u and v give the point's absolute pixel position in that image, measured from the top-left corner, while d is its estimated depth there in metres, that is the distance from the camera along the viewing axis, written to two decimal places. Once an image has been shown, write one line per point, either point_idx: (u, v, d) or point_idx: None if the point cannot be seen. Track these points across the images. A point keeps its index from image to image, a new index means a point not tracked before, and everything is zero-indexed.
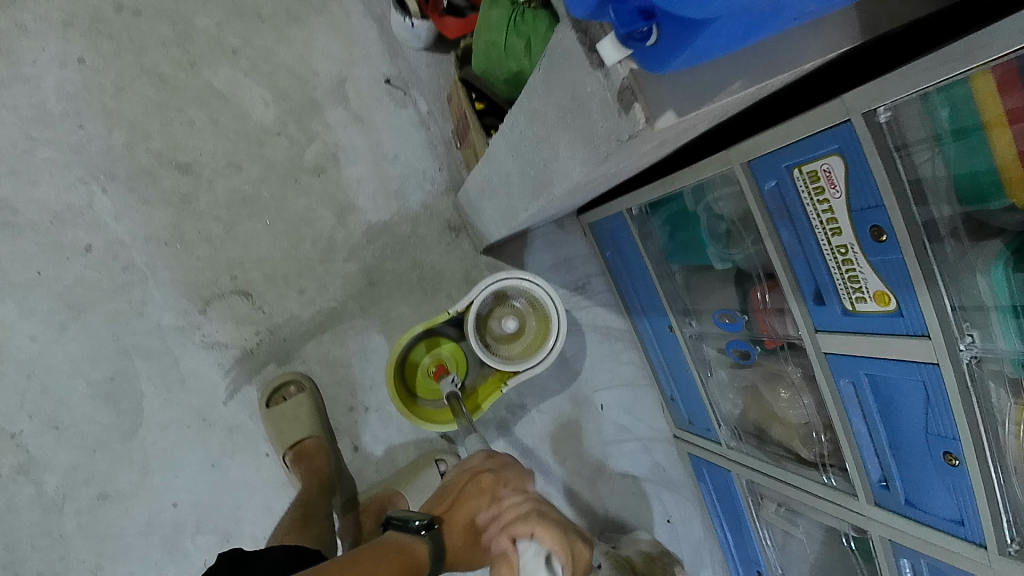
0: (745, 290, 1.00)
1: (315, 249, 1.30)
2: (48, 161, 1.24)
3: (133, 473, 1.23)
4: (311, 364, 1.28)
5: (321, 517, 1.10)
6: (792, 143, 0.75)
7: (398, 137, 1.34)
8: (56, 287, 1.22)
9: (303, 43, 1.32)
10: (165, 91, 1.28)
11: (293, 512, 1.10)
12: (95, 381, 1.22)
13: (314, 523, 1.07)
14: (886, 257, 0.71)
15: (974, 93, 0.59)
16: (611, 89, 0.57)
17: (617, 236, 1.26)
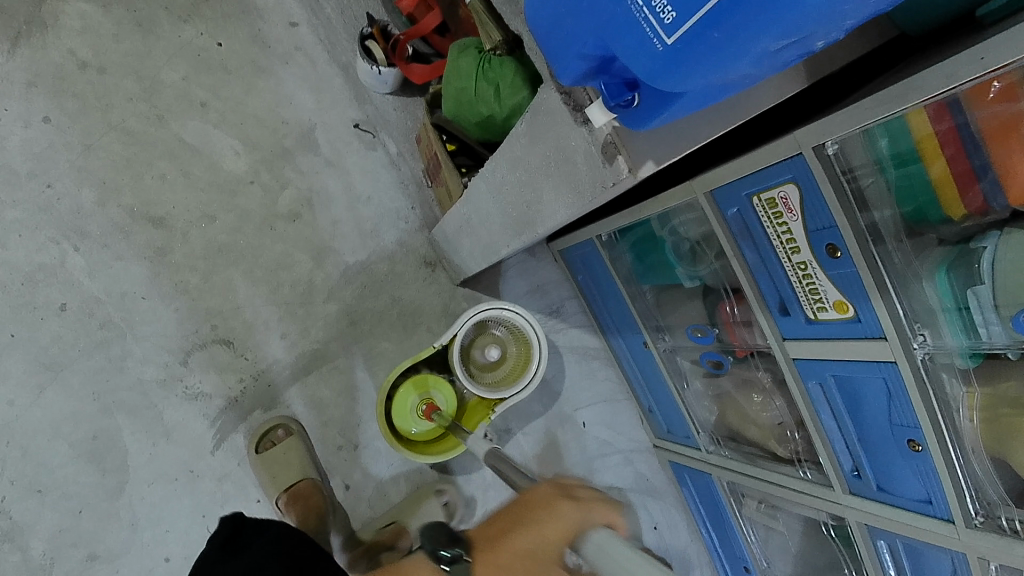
0: (713, 305, 1.08)
1: (295, 292, 1.32)
2: (16, 222, 1.23)
3: (122, 531, 1.20)
4: (298, 407, 1.29)
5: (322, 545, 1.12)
6: (751, 173, 0.83)
7: (370, 179, 1.38)
8: (32, 348, 1.20)
9: (270, 93, 1.36)
10: (134, 146, 1.29)
11: None
12: (77, 441, 1.20)
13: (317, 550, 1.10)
14: (842, 270, 0.80)
15: (910, 124, 0.67)
16: (596, 143, 0.66)
17: (588, 261, 1.33)
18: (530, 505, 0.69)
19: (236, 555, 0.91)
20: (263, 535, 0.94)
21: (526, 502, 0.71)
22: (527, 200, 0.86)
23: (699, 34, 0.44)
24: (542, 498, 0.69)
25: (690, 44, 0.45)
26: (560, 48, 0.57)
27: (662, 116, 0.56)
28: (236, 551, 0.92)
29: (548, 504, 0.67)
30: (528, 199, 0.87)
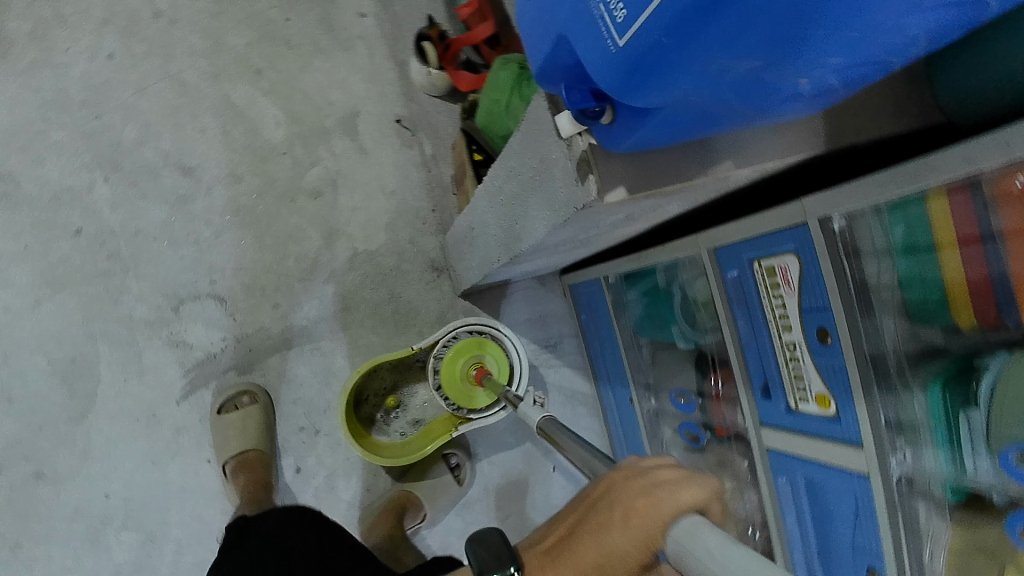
0: (702, 372, 1.01)
1: (298, 266, 1.32)
2: (58, 143, 1.28)
3: (73, 456, 1.22)
4: (271, 378, 1.28)
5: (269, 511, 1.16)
6: (755, 236, 0.77)
7: (398, 174, 1.37)
8: (39, 263, 1.24)
9: (323, 74, 1.37)
10: (183, 97, 1.33)
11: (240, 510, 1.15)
12: (56, 360, 1.23)
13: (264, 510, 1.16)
14: (829, 360, 0.72)
15: (929, 212, 0.60)
16: (572, 158, 0.60)
17: (594, 302, 1.28)
18: (607, 499, 0.54)
19: (244, 548, 0.98)
20: (266, 525, 1.01)
21: (598, 495, 0.56)
22: (515, 214, 0.83)
23: (649, 40, 0.38)
24: (618, 490, 0.54)
25: (638, 46, 0.38)
26: (535, 44, 0.52)
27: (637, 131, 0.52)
28: (244, 537, 1.01)
29: (622, 497, 0.53)
30: (516, 214, 0.83)
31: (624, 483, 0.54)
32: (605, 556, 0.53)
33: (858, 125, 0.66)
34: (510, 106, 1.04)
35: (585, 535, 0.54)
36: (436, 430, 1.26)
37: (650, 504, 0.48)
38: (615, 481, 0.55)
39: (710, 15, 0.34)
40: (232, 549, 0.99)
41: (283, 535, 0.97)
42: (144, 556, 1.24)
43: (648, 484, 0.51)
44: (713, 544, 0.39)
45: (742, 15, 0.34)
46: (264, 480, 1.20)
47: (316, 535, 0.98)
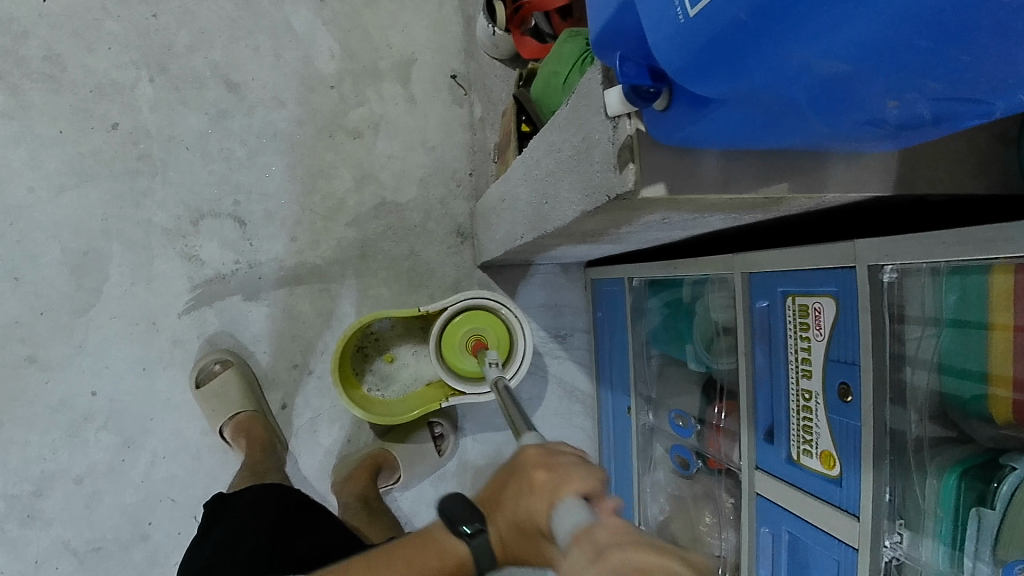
0: (707, 399, 0.97)
1: (323, 205, 1.30)
2: (111, 35, 1.25)
3: (68, 348, 1.24)
4: (275, 309, 1.29)
5: (273, 470, 1.17)
6: (794, 270, 0.71)
7: (443, 131, 1.33)
8: (70, 151, 1.24)
9: (388, 14, 1.31)
10: (243, 11, 1.28)
11: (243, 471, 1.16)
12: (69, 250, 1.24)
13: (263, 467, 1.16)
14: (844, 419, 0.66)
15: (989, 288, 0.54)
16: (614, 142, 0.54)
17: (612, 302, 1.23)
18: (518, 473, 0.57)
19: (217, 531, 0.95)
20: (239, 508, 0.98)
21: (513, 468, 0.59)
22: (547, 193, 0.78)
23: (721, 14, 0.32)
24: (526, 464, 0.57)
25: (708, 22, 0.33)
26: (598, 6, 0.46)
27: (697, 122, 0.46)
28: (224, 513, 1.00)
29: (533, 472, 0.55)
30: (546, 195, 0.79)
31: (538, 457, 0.57)
32: (520, 522, 0.55)
33: (933, 179, 0.60)
34: (569, 82, 0.93)
35: (507, 495, 0.58)
36: (429, 395, 1.24)
37: (553, 482, 0.52)
38: (530, 454, 0.57)
39: None
40: (209, 528, 0.98)
41: (262, 511, 0.95)
42: (119, 459, 1.27)
43: (555, 463, 0.54)
44: (563, 517, 0.47)
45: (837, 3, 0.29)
46: (265, 438, 1.23)
47: (292, 520, 0.95)
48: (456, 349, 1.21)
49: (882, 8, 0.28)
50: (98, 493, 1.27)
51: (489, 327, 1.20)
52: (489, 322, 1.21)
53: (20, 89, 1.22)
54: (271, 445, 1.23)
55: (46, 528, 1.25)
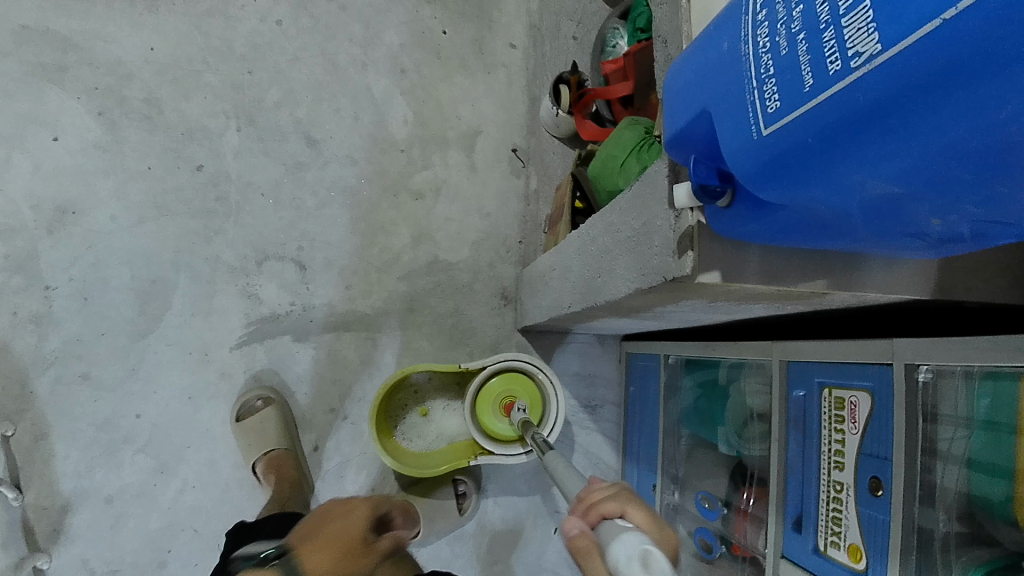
0: (736, 484, 0.98)
1: (379, 257, 1.38)
2: (208, 86, 1.37)
3: (122, 369, 1.31)
4: (320, 351, 1.35)
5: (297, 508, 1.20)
6: (833, 363, 0.75)
7: (499, 200, 1.41)
8: (155, 186, 1.34)
9: (460, 89, 1.42)
10: (329, 75, 1.40)
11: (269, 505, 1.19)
12: (139, 277, 1.32)
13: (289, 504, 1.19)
14: (874, 513, 0.68)
15: (1020, 395, 0.57)
16: (676, 232, 0.60)
17: (646, 377, 1.26)
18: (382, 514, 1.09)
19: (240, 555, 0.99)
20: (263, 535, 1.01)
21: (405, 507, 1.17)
22: (600, 267, 0.84)
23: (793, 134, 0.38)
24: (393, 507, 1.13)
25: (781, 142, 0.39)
26: (674, 111, 0.53)
27: (756, 220, 0.52)
28: (247, 537, 1.03)
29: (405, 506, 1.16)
30: (600, 270, 0.85)
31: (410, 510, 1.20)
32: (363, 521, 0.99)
33: (970, 285, 0.64)
34: (626, 166, 1.01)
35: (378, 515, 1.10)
36: (458, 451, 1.28)
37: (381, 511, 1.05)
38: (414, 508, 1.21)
39: (867, 127, 0.34)
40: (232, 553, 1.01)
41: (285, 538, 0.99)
42: (150, 482, 1.31)
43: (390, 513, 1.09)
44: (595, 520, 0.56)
45: (899, 136, 0.34)
46: (292, 478, 1.26)
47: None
48: (488, 408, 1.25)
49: (937, 149, 0.33)
50: (124, 514, 1.30)
51: (527, 397, 1.24)
52: (524, 384, 1.24)
53: (119, 126, 1.34)
54: (299, 484, 1.26)
55: (68, 544, 1.28)
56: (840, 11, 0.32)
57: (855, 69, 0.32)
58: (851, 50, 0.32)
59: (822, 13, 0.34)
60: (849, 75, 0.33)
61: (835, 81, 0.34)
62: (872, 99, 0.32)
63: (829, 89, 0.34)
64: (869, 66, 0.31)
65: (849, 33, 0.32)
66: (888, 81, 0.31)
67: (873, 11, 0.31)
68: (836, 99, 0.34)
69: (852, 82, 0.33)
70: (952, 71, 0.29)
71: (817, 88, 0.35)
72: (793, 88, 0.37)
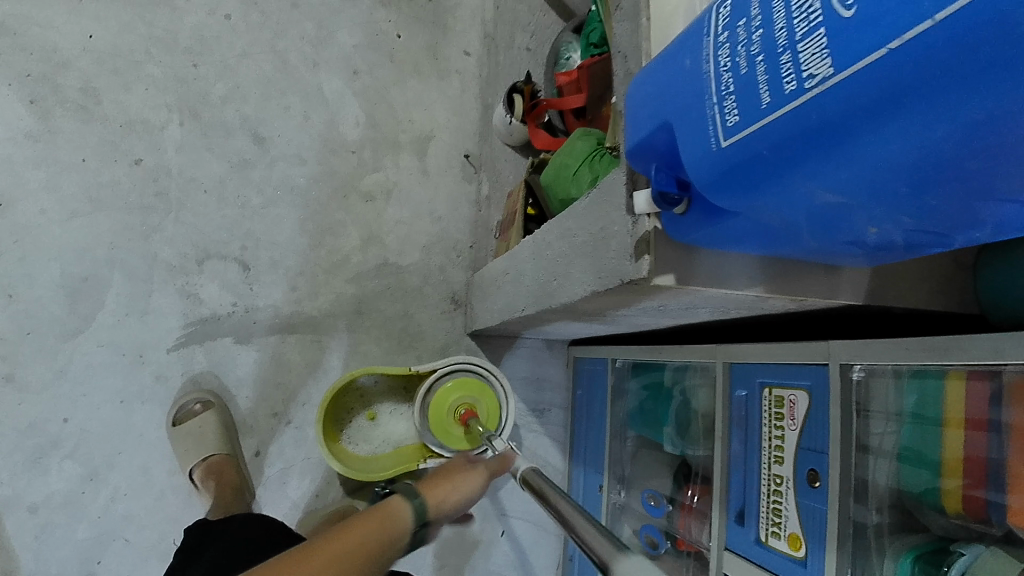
0: (679, 482, 1.02)
1: (327, 259, 1.35)
2: (150, 77, 1.32)
3: (48, 371, 1.23)
4: (264, 354, 1.32)
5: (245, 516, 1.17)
6: (773, 364, 0.79)
7: (450, 205, 1.42)
8: (90, 180, 1.28)
9: (413, 93, 1.43)
10: (280, 73, 1.38)
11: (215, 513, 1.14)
12: (69, 274, 1.26)
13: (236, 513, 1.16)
14: (812, 502, 0.72)
15: (945, 390, 0.63)
16: (632, 236, 0.62)
17: (593, 380, 1.30)
18: None
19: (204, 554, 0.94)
20: (228, 532, 0.97)
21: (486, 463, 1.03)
22: (556, 271, 0.86)
23: (751, 147, 0.40)
24: None
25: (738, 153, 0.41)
26: (635, 122, 0.55)
27: (710, 225, 0.55)
28: (211, 535, 0.99)
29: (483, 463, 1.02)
30: (556, 273, 0.87)
31: None
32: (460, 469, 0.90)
33: (896, 293, 0.70)
34: (577, 177, 1.04)
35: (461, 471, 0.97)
36: (406, 456, 1.27)
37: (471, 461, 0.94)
38: None
39: (820, 142, 0.36)
40: (194, 553, 0.96)
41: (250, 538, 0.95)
42: (77, 491, 1.23)
43: None
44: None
45: (847, 151, 0.36)
46: (235, 484, 1.22)
47: (278, 543, 0.96)
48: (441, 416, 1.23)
49: (884, 161, 0.36)
50: (50, 525, 1.22)
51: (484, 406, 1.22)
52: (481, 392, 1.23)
53: (52, 115, 1.27)
54: (240, 491, 1.22)
55: None
56: (795, 35, 0.34)
57: (808, 89, 0.34)
58: (805, 72, 0.34)
59: (779, 37, 0.36)
60: (805, 93, 0.35)
61: (789, 100, 0.36)
62: (824, 117, 0.35)
63: (785, 106, 0.36)
64: (823, 86, 0.34)
65: (803, 57, 0.34)
66: (840, 100, 0.33)
67: (826, 37, 0.33)
68: (790, 116, 0.36)
69: (806, 101, 0.35)
70: (899, 91, 0.31)
71: (772, 106, 0.37)
72: (750, 104, 0.38)
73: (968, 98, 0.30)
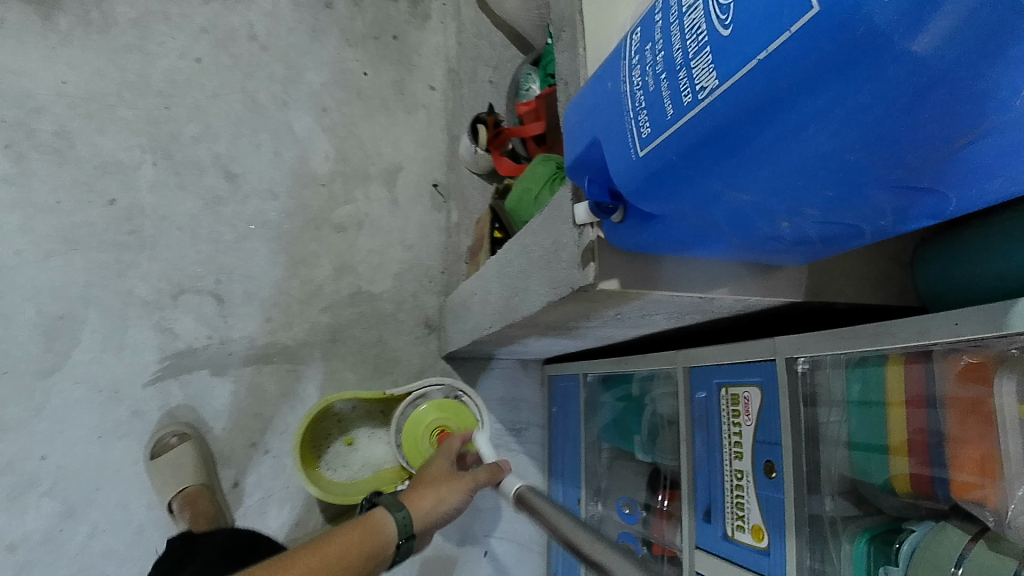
0: (652, 490, 1.04)
1: (302, 289, 1.38)
2: (122, 119, 1.36)
3: (24, 411, 1.23)
4: (240, 386, 1.33)
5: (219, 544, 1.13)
6: (727, 364, 0.83)
7: (421, 232, 1.46)
8: (63, 220, 1.30)
9: (381, 127, 1.48)
10: (250, 112, 1.42)
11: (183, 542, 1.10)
12: (44, 313, 1.27)
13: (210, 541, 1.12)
14: (771, 493, 0.75)
15: (886, 376, 0.67)
16: (579, 246, 0.66)
17: (566, 396, 1.33)
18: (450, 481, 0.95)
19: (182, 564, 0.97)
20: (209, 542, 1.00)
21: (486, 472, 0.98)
22: (519, 286, 0.90)
23: (662, 155, 0.42)
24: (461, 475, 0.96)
25: (654, 161, 0.43)
26: (573, 138, 0.58)
27: (647, 229, 0.58)
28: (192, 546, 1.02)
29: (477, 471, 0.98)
30: (518, 288, 0.90)
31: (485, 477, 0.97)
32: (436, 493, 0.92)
33: (838, 289, 0.75)
34: (540, 198, 1.09)
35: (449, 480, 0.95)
36: (385, 479, 1.28)
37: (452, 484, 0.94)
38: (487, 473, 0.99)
39: (719, 147, 0.39)
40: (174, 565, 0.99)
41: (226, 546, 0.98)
42: (55, 531, 1.22)
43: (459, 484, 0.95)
44: None
45: (745, 153, 0.39)
46: (212, 513, 1.20)
47: (253, 559, 0.95)
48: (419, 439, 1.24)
49: (780, 159, 0.39)
50: (26, 567, 1.21)
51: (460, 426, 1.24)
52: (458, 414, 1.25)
53: (25, 158, 1.30)
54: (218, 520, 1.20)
55: None
56: (689, 54, 0.37)
57: (701, 101, 0.37)
58: (698, 85, 0.37)
59: (676, 56, 0.38)
60: (698, 105, 0.37)
61: (687, 111, 0.38)
62: (716, 125, 0.37)
63: (685, 116, 0.39)
64: (711, 97, 0.36)
65: (696, 74, 0.36)
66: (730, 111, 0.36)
67: (711, 54, 0.35)
68: (690, 126, 0.39)
69: (700, 112, 0.37)
70: (773, 99, 0.34)
71: (675, 117, 0.39)
72: (658, 115, 0.41)
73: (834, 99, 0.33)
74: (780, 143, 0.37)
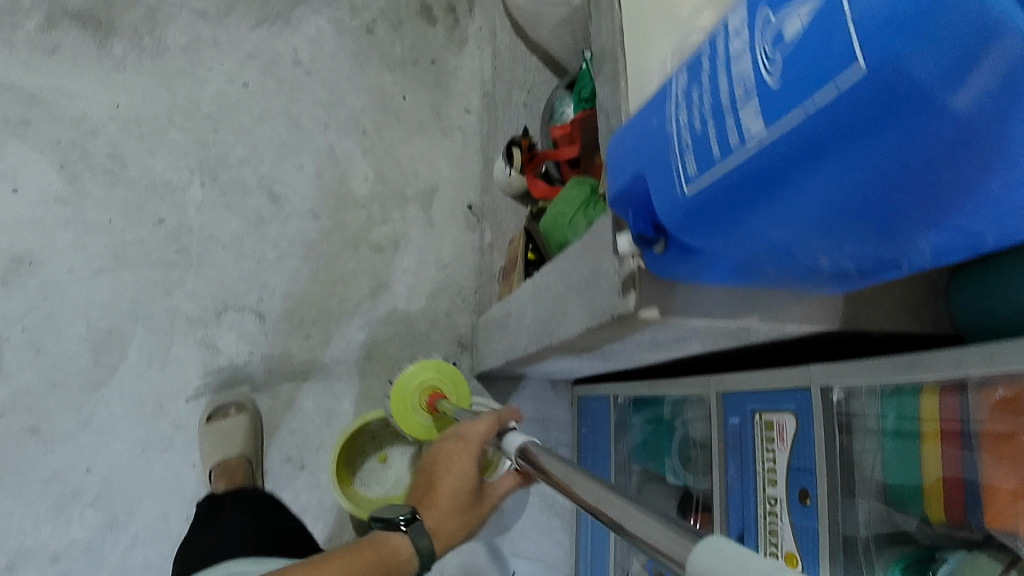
0: (682, 513, 1.05)
1: (339, 307, 1.42)
2: (172, 142, 1.42)
3: (73, 422, 1.29)
4: (278, 401, 1.37)
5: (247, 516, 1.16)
6: (761, 390, 0.84)
7: (455, 253, 1.49)
8: (115, 238, 1.36)
9: (417, 150, 1.52)
10: (293, 135, 1.47)
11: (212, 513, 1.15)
12: (94, 328, 1.32)
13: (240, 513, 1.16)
14: (805, 521, 0.75)
15: (921, 405, 0.67)
16: (619, 275, 0.68)
17: (596, 417, 1.34)
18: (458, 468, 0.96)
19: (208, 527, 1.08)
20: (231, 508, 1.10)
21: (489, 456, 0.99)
22: (554, 310, 0.92)
23: (706, 193, 0.44)
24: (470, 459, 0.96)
25: (698, 198, 0.45)
26: (617, 171, 0.60)
27: (686, 260, 0.60)
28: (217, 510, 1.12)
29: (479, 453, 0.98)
30: (553, 312, 0.92)
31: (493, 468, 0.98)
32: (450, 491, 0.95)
33: (875, 317, 0.75)
34: (573, 222, 1.11)
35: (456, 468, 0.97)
36: None
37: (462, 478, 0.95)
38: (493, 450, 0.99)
39: (764, 188, 0.41)
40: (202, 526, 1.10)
41: (246, 515, 1.08)
42: (99, 539, 1.27)
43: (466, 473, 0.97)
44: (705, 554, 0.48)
45: (788, 194, 0.40)
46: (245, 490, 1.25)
47: (271, 527, 1.06)
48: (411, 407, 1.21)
49: (822, 201, 0.40)
50: (71, 572, 1.25)
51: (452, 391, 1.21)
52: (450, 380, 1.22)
53: (81, 179, 1.36)
54: None
55: None
56: (736, 101, 0.39)
57: (749, 143, 0.39)
58: (745, 131, 0.39)
59: (723, 101, 0.40)
60: (746, 147, 0.39)
61: (734, 153, 0.40)
62: (763, 167, 0.39)
63: (732, 157, 0.40)
64: (760, 140, 0.38)
65: (744, 120, 0.38)
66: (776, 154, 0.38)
67: (760, 102, 0.37)
68: (736, 167, 0.41)
69: (748, 154, 0.39)
70: (817, 146, 0.35)
71: (722, 158, 0.41)
72: (705, 155, 0.43)
73: (878, 149, 0.34)
74: (823, 186, 0.39)
